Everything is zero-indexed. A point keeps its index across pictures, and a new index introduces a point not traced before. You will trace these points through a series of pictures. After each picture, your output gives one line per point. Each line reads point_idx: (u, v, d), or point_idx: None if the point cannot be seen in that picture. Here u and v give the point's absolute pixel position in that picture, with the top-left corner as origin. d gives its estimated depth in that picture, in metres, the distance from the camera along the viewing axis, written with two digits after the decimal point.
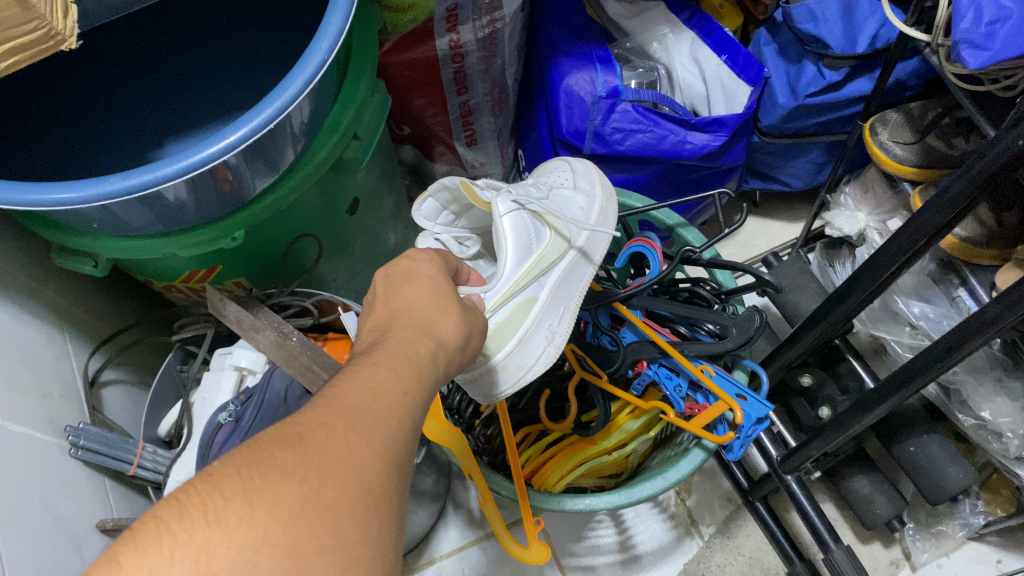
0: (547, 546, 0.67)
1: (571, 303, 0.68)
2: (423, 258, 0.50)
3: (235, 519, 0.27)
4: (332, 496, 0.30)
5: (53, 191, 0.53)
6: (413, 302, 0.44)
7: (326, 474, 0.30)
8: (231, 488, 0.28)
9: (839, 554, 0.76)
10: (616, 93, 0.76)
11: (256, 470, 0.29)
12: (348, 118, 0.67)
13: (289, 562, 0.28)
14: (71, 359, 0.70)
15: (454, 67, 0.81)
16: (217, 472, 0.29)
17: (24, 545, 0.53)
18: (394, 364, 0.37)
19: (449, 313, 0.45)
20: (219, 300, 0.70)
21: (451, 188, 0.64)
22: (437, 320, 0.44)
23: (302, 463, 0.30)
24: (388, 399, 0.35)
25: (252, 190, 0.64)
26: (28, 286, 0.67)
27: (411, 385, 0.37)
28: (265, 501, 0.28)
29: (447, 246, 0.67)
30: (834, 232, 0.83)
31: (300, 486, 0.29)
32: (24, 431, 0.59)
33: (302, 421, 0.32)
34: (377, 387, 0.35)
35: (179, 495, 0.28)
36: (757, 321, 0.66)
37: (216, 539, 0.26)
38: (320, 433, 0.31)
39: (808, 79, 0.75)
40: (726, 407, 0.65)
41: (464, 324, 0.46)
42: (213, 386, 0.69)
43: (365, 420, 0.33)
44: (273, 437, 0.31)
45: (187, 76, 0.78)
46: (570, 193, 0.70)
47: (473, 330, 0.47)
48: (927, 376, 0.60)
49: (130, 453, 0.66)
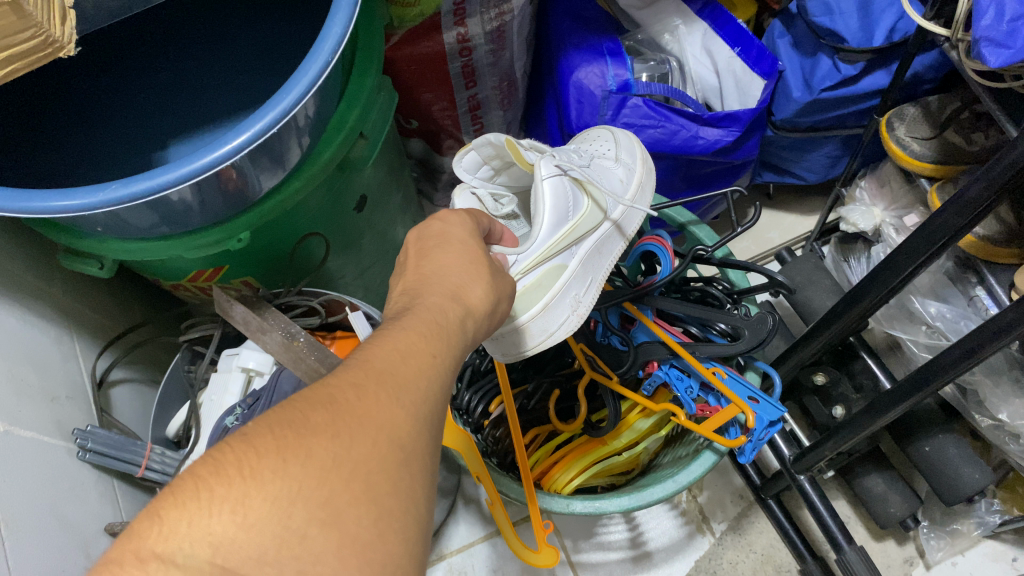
0: (555, 551, 0.66)
1: (598, 276, 0.67)
2: (455, 219, 0.48)
3: (269, 474, 0.27)
4: (364, 451, 0.29)
5: (58, 197, 0.52)
6: (442, 266, 0.43)
7: (357, 431, 0.29)
8: (265, 445, 0.28)
9: (852, 555, 0.75)
10: (627, 87, 0.74)
11: (289, 428, 0.28)
12: (353, 116, 0.67)
13: (325, 513, 0.27)
14: (79, 360, 0.70)
15: (462, 61, 0.80)
16: (251, 432, 0.28)
17: (34, 550, 0.53)
18: (423, 328, 0.36)
19: (478, 280, 0.43)
20: (226, 301, 0.69)
21: (496, 145, 0.63)
22: (464, 287, 0.42)
23: (334, 421, 0.29)
24: (417, 362, 0.34)
25: (258, 189, 0.63)
26: (35, 287, 0.67)
27: (443, 348, 0.36)
28: (298, 457, 0.27)
29: (483, 202, 0.65)
30: (849, 228, 0.82)
31: (332, 442, 0.28)
32: (32, 435, 0.59)
33: (333, 383, 0.31)
34: (408, 350, 0.34)
35: (215, 452, 0.28)
36: (771, 322, 0.64)
37: (252, 492, 0.26)
38: (351, 393, 0.31)
39: (823, 74, 0.74)
40: (738, 411, 0.64)
41: (494, 291, 0.44)
42: (220, 388, 0.68)
43: (395, 381, 0.32)
44: (306, 397, 0.30)
45: (189, 74, 0.77)
46: (611, 164, 0.68)
47: (504, 294, 0.46)
48: (945, 378, 0.59)
49: (138, 455, 0.66)
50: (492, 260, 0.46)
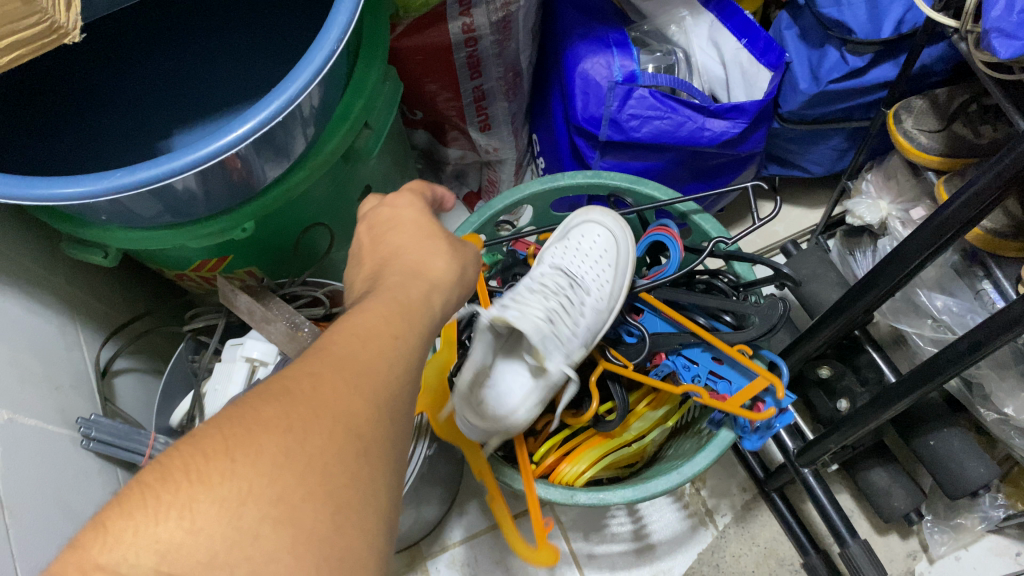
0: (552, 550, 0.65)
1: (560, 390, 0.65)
2: (404, 203, 0.48)
3: (217, 476, 0.28)
4: (319, 444, 0.30)
5: (62, 184, 0.52)
6: (398, 249, 0.44)
7: (311, 422, 0.31)
8: (213, 448, 0.29)
9: (856, 549, 0.75)
10: (633, 78, 0.74)
11: (239, 427, 0.30)
12: (358, 107, 0.66)
13: (277, 511, 0.28)
14: (83, 349, 0.70)
15: (468, 52, 0.79)
16: (201, 433, 0.30)
17: (38, 539, 0.53)
18: (386, 309, 0.38)
19: (438, 253, 0.44)
20: (231, 291, 0.70)
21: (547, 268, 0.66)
22: (426, 259, 0.43)
23: (287, 414, 0.31)
24: (379, 346, 0.35)
25: (262, 179, 0.63)
26: (39, 276, 0.67)
27: (405, 328, 0.38)
28: (247, 456, 0.29)
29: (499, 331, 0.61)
30: (855, 221, 0.81)
31: (284, 437, 0.30)
32: (36, 423, 0.59)
33: (290, 374, 0.33)
34: (367, 335, 0.36)
35: (165, 457, 0.30)
36: (780, 309, 0.64)
37: (200, 496, 0.28)
38: (305, 384, 0.32)
39: (831, 65, 0.73)
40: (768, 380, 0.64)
41: (458, 259, 0.45)
42: (224, 378, 0.67)
43: (355, 369, 0.34)
44: (262, 392, 0.32)
45: (194, 63, 0.77)
46: (599, 275, 0.68)
47: (469, 264, 0.47)
48: (950, 372, 0.58)
49: (142, 445, 0.65)
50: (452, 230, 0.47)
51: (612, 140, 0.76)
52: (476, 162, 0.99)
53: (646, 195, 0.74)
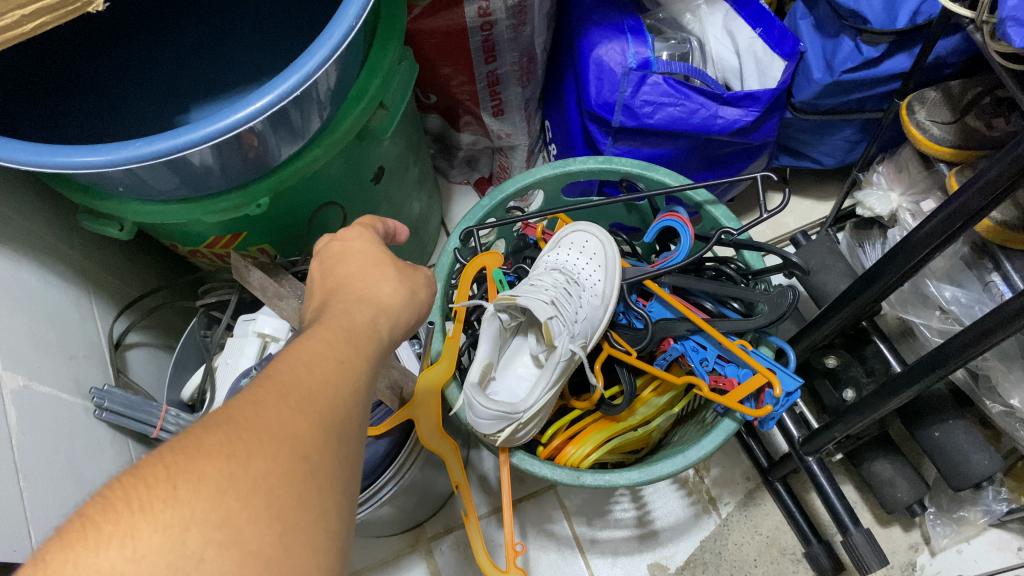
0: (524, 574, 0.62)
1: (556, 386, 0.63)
2: (353, 235, 0.51)
3: (159, 503, 0.28)
4: (263, 467, 0.31)
5: (80, 152, 0.53)
6: (348, 278, 0.47)
7: (254, 447, 0.31)
8: (155, 476, 0.29)
9: (859, 538, 0.74)
10: (648, 65, 0.74)
11: (181, 454, 0.30)
12: (374, 85, 0.67)
13: (221, 534, 0.28)
14: (97, 321, 0.71)
15: (482, 36, 0.79)
16: (142, 465, 0.30)
17: (49, 505, 0.54)
18: (330, 335, 0.40)
19: (386, 279, 0.48)
20: (244, 267, 0.70)
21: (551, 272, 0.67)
22: (375, 287, 0.47)
23: (229, 441, 0.31)
24: (324, 371, 0.37)
25: (277, 156, 0.63)
26: (54, 248, 0.67)
27: (350, 352, 0.40)
28: (189, 482, 0.29)
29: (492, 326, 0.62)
30: (866, 212, 0.82)
31: (226, 463, 0.30)
32: (51, 391, 0.60)
33: (235, 402, 0.34)
34: (313, 360, 0.37)
35: (106, 491, 0.29)
36: (790, 298, 0.64)
37: (141, 525, 0.27)
38: (249, 411, 0.33)
39: (845, 56, 0.73)
40: (764, 380, 0.63)
41: (405, 285, 0.49)
42: (236, 351, 0.69)
43: (299, 394, 0.35)
44: (205, 421, 0.32)
45: (212, 40, 0.77)
46: (593, 273, 0.68)
47: (419, 286, 0.51)
48: (959, 360, 0.58)
49: (154, 416, 0.67)
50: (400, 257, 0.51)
51: (625, 127, 0.77)
52: (488, 148, 1.00)
53: (657, 181, 0.73)
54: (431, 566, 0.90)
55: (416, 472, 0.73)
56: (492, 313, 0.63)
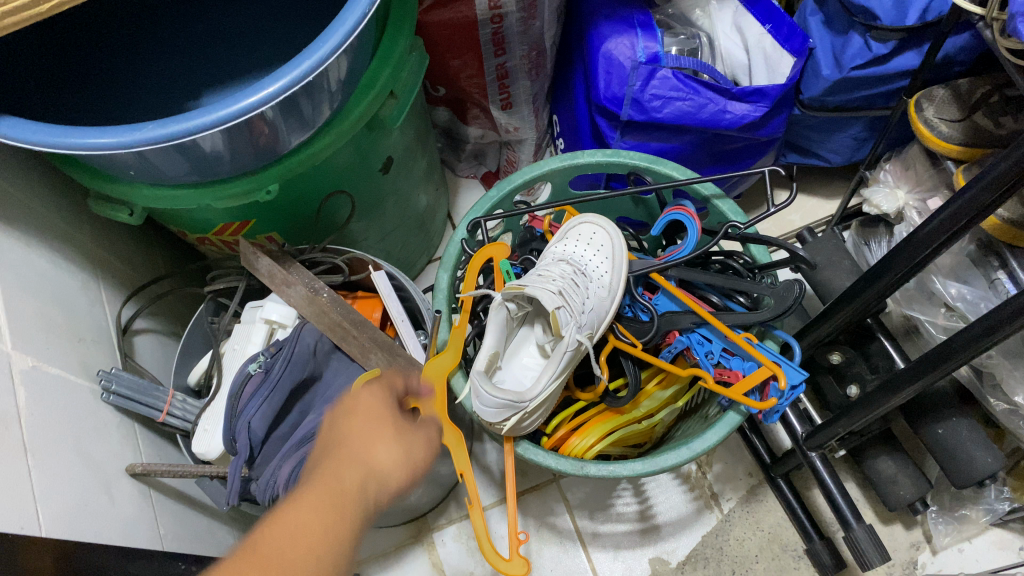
0: (527, 563, 0.62)
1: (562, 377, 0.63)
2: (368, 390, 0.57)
3: None
4: None
5: (93, 134, 0.53)
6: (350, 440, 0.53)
7: None
8: None
9: (860, 533, 0.74)
10: (657, 59, 0.74)
11: None
12: (385, 74, 0.67)
13: None
14: (105, 306, 0.71)
15: (492, 28, 0.80)
16: None
17: (59, 485, 0.54)
18: (319, 500, 0.47)
19: (388, 437, 0.54)
20: (252, 255, 0.71)
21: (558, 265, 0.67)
22: (370, 452, 0.52)
23: None
24: (311, 544, 0.44)
25: (287, 144, 0.64)
26: (64, 232, 0.68)
27: (339, 512, 0.47)
28: None
29: (498, 315, 0.63)
30: (872, 210, 0.81)
31: None
32: (59, 372, 0.60)
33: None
34: (304, 530, 0.45)
35: None
36: (796, 292, 0.64)
37: None
38: None
39: (854, 52, 0.73)
40: (770, 373, 0.64)
41: (403, 448, 0.54)
42: (244, 338, 0.69)
43: (282, 560, 0.42)
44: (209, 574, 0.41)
45: (223, 29, 0.78)
46: (600, 265, 0.68)
47: (417, 447, 0.55)
48: (964, 356, 0.58)
49: (160, 401, 0.68)
50: (401, 417, 0.56)
51: (633, 121, 0.77)
52: (496, 142, 1.00)
53: (665, 175, 0.74)
54: (432, 556, 0.91)
55: (421, 461, 0.74)
56: (500, 302, 0.63)
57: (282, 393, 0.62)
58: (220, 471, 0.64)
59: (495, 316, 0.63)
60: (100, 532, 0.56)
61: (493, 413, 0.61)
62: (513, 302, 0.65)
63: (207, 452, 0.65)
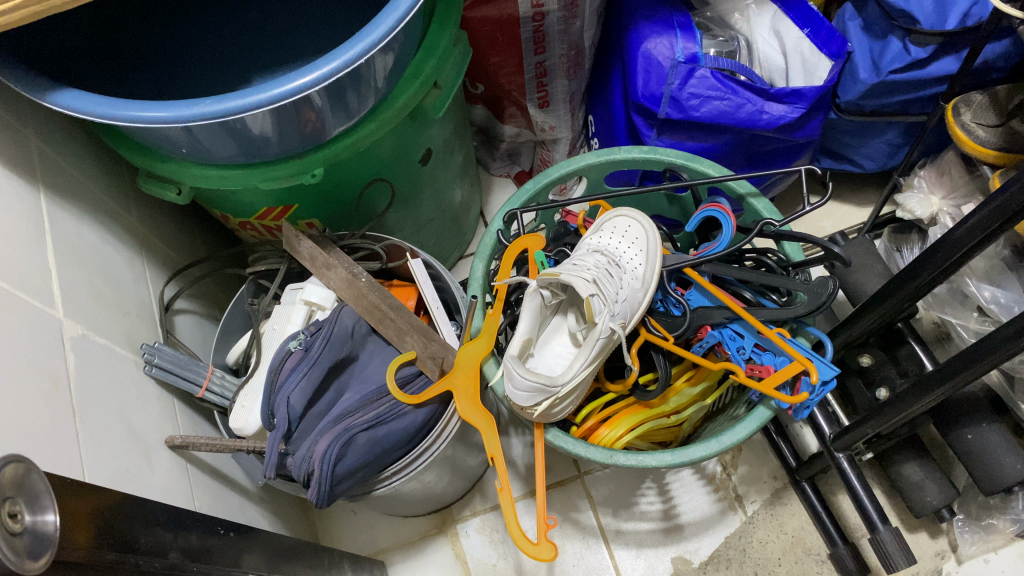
0: (554, 545, 0.63)
1: (594, 365, 0.64)
2: None
3: None
4: None
5: (151, 108, 0.54)
6: None
7: None
8: None
9: (886, 535, 0.74)
10: (695, 59, 0.76)
11: None
12: (430, 64, 0.69)
13: None
14: (149, 284, 0.73)
15: (534, 26, 0.81)
16: None
17: (106, 448, 0.55)
18: None
19: None
20: (295, 238, 0.73)
21: (593, 254, 0.68)
22: None
23: None
24: None
25: (332, 130, 0.65)
26: (112, 211, 0.70)
27: None
28: None
29: (533, 300, 0.63)
30: (905, 215, 0.84)
31: None
32: (105, 343, 0.62)
33: None
34: None
35: None
36: (830, 288, 0.65)
37: None
38: None
39: (893, 55, 0.74)
40: (801, 368, 0.64)
41: None
42: (284, 318, 0.71)
43: None
44: None
45: (272, 19, 0.80)
46: (633, 258, 0.69)
47: None
48: (993, 359, 0.58)
49: (200, 376, 0.69)
50: None
51: (670, 119, 0.78)
52: (531, 141, 1.02)
53: (700, 172, 0.74)
54: (456, 547, 0.91)
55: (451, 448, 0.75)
56: (536, 288, 0.64)
57: (321, 370, 0.63)
58: (257, 445, 0.65)
59: (530, 303, 0.64)
60: (142, 495, 0.58)
61: (527, 397, 0.62)
62: (547, 290, 0.66)
63: (243, 428, 0.66)
